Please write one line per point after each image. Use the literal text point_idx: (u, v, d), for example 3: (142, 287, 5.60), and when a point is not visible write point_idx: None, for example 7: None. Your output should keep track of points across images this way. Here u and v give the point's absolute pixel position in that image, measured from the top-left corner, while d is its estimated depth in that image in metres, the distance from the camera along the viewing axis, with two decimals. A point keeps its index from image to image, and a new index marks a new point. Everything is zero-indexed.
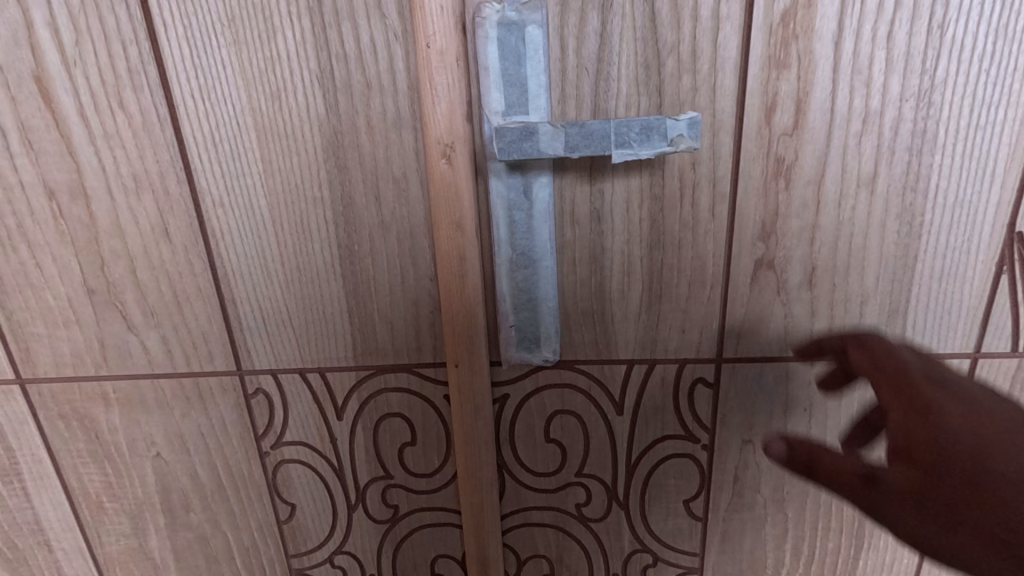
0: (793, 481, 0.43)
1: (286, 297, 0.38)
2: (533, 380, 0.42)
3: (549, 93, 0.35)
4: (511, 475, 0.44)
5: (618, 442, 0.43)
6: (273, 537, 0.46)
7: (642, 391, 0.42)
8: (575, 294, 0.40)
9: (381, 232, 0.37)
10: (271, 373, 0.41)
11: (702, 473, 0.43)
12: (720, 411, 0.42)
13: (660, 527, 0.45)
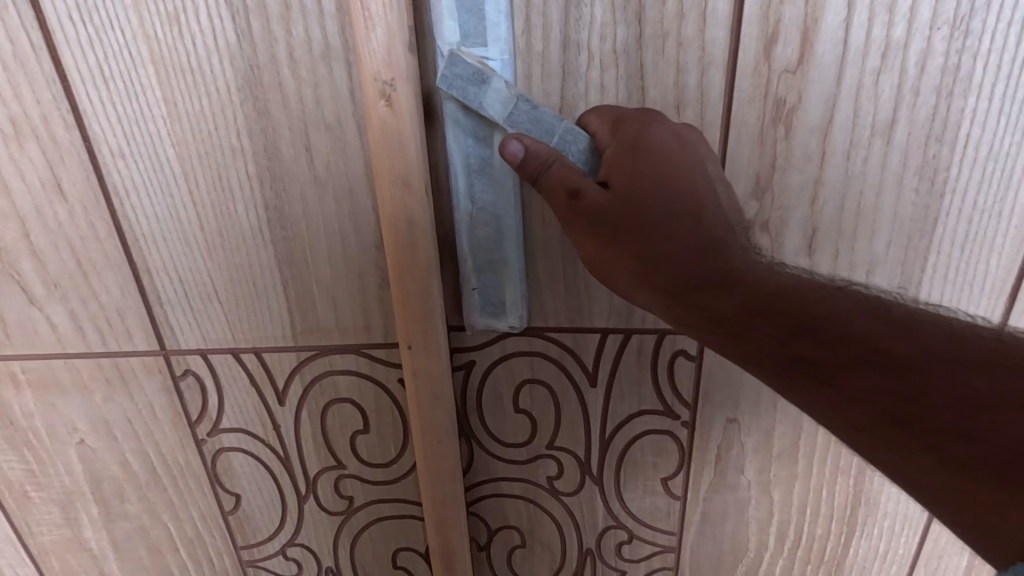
0: (782, 463, 0.38)
1: (209, 266, 0.33)
2: (499, 347, 0.37)
3: (512, 20, 0.29)
4: (479, 446, 0.40)
5: (591, 414, 0.39)
6: (219, 528, 0.42)
7: (618, 361, 0.37)
8: (546, 253, 0.34)
9: (315, 191, 0.31)
10: (200, 354, 0.35)
11: (681, 452, 0.39)
12: (702, 386, 0.37)
13: (635, 505, 0.41)
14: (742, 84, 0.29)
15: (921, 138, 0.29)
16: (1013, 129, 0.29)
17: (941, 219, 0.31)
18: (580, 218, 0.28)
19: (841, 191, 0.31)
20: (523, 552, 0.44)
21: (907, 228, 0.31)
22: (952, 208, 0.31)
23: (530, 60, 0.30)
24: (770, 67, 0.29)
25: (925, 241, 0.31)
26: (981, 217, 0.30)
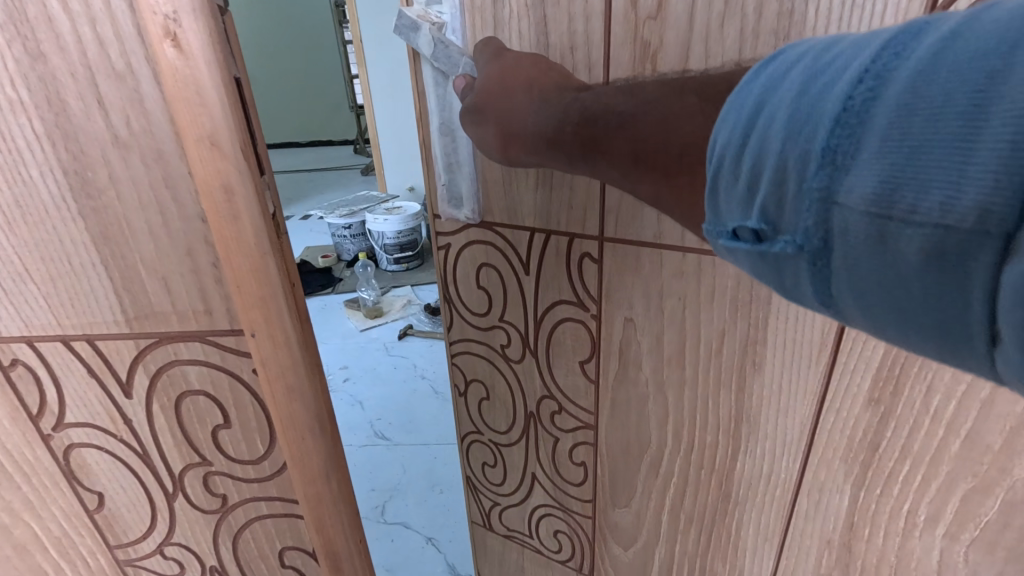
0: (672, 371, 0.56)
1: (11, 242, 0.28)
2: (464, 235, 0.62)
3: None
4: (461, 311, 0.67)
5: (528, 296, 0.61)
6: (86, 527, 0.39)
7: (542, 260, 0.58)
8: (488, 181, 0.57)
9: (117, 152, 0.26)
10: (26, 342, 0.32)
11: (592, 339, 0.59)
12: (604, 287, 0.56)
13: (560, 367, 0.62)
14: (616, 27, 0.43)
15: None
16: None
17: None
18: (472, 106, 0.48)
19: None
20: (489, 402, 0.72)
21: None
22: None
23: (472, 15, 0.49)
24: (637, 13, 0.42)
25: None
26: None
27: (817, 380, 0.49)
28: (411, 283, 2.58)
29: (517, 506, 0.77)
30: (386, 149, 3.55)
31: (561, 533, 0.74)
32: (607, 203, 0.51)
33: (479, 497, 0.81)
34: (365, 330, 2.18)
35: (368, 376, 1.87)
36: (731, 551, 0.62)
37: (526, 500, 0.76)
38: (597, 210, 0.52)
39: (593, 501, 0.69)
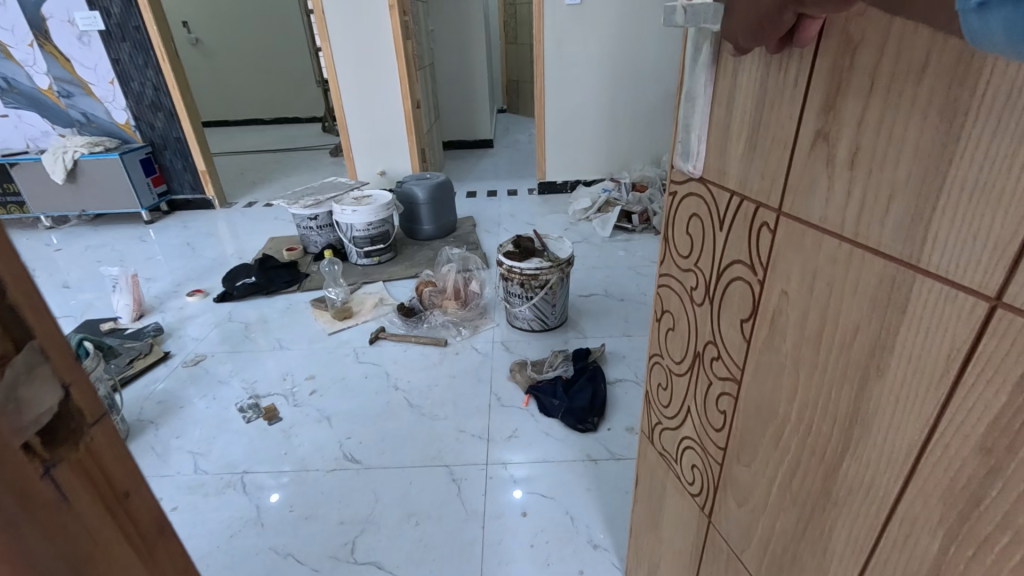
0: (807, 356, 0.55)
1: None
2: (687, 187, 0.70)
3: None
4: (665, 251, 0.78)
5: (716, 247, 0.66)
6: None
7: (734, 220, 0.62)
8: (711, 143, 0.63)
9: None
10: None
11: (753, 304, 0.62)
12: (772, 257, 0.57)
13: (726, 318, 0.67)
14: None
15: (945, 78, 0.37)
16: None
17: (955, 161, 0.37)
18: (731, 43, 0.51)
19: (877, 115, 0.42)
20: (672, 331, 0.81)
21: (924, 165, 0.39)
22: (965, 153, 0.37)
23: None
24: None
25: (939, 181, 0.39)
26: (994, 172, 0.35)
27: (931, 405, 0.43)
28: (383, 278, 2.43)
29: (673, 430, 0.86)
30: (355, 133, 3.34)
31: (696, 465, 0.82)
32: (794, 178, 0.52)
33: (650, 408, 0.93)
34: (333, 334, 2.03)
35: (337, 386, 1.73)
36: (822, 554, 0.59)
37: (679, 428, 0.85)
38: (781, 183, 0.54)
39: (723, 449, 0.74)
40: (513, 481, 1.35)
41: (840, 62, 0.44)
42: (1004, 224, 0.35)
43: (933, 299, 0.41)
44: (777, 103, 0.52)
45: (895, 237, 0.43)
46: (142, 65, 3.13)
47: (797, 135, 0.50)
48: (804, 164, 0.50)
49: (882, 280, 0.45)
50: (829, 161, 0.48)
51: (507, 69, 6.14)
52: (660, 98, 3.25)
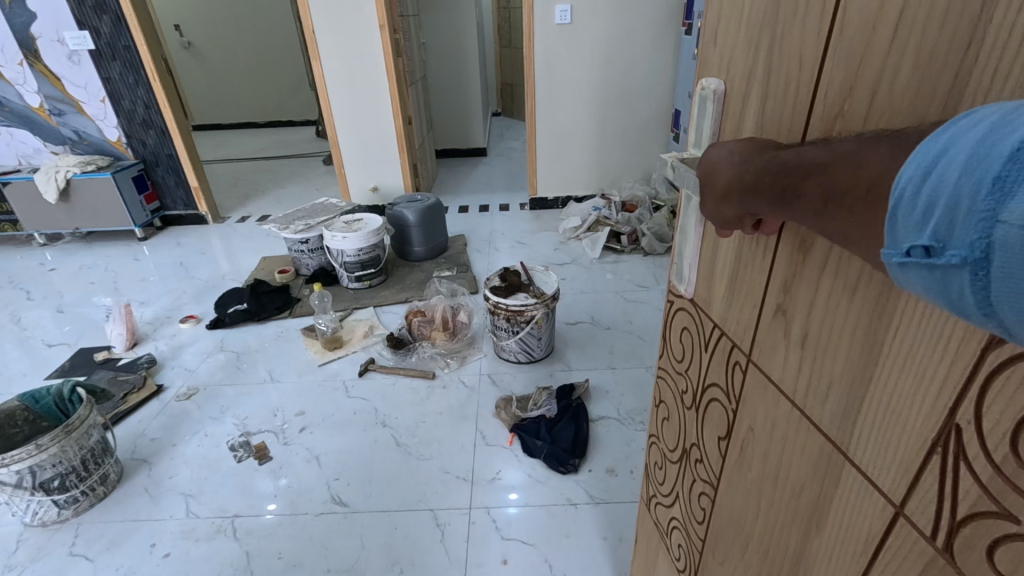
0: (767, 490, 0.60)
1: None
2: (682, 302, 0.76)
3: (698, 131, 0.65)
4: (663, 350, 0.84)
5: (702, 363, 0.72)
6: None
7: (716, 347, 0.68)
8: (702, 275, 0.69)
9: None
10: None
11: (728, 426, 0.67)
12: (744, 392, 0.62)
13: (708, 429, 0.73)
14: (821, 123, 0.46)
15: (866, 308, 0.41)
16: (926, 351, 0.37)
17: (873, 378, 0.42)
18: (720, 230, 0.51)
19: (820, 314, 0.47)
20: (666, 421, 0.87)
21: (853, 370, 0.44)
22: (880, 375, 0.41)
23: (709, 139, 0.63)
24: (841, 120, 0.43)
25: (862, 388, 0.43)
26: (899, 401, 0.40)
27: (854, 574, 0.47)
28: (374, 304, 2.46)
29: (664, 509, 0.91)
30: (347, 150, 3.36)
31: (681, 546, 0.86)
32: (760, 336, 0.58)
33: (648, 482, 0.98)
34: (323, 365, 2.07)
35: (326, 423, 1.77)
36: None
37: (668, 509, 0.90)
38: (751, 334, 0.59)
39: (702, 540, 0.78)
40: (495, 528, 1.39)
41: (794, 259, 0.49)
42: (905, 447, 0.40)
43: (859, 486, 0.45)
44: (749, 265, 0.58)
45: (832, 420, 0.48)
46: (132, 84, 3.13)
47: (764, 299, 0.56)
48: (767, 328, 0.56)
49: (823, 452, 0.50)
50: (786, 333, 0.53)
51: (501, 73, 6.11)
52: (650, 116, 3.26)
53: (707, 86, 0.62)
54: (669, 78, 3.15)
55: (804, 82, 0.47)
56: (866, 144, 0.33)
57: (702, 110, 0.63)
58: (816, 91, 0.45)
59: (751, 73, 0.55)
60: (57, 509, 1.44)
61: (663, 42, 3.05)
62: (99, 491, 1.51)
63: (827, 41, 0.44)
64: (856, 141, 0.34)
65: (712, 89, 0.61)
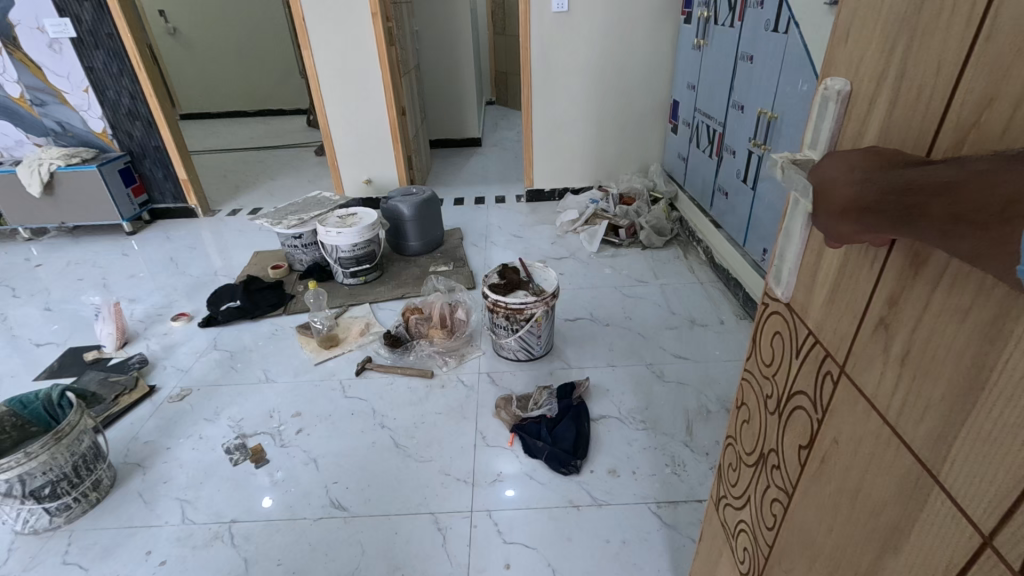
0: (843, 505, 0.57)
1: None
2: (775, 305, 0.70)
3: (810, 134, 0.59)
4: (752, 355, 0.78)
5: (790, 369, 0.67)
6: None
7: (807, 355, 0.63)
8: (803, 278, 0.62)
9: None
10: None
11: (809, 437, 0.63)
12: (831, 403, 0.59)
13: (789, 438, 0.68)
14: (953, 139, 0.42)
15: (985, 331, 0.39)
16: None
17: (978, 404, 0.40)
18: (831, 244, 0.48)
19: (926, 331, 0.44)
20: (743, 423, 0.82)
21: (954, 392, 0.42)
22: (988, 402, 0.39)
23: (827, 145, 0.57)
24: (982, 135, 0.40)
25: (964, 413, 0.41)
26: (1004, 430, 0.38)
27: None
28: (370, 300, 2.43)
29: (732, 510, 0.87)
30: (340, 142, 3.29)
31: (746, 550, 0.82)
32: (857, 347, 0.54)
33: (718, 482, 0.91)
34: (319, 364, 2.03)
35: (323, 425, 1.74)
36: None
37: (735, 514, 0.85)
38: (846, 346, 0.55)
39: (770, 546, 0.74)
40: (499, 533, 1.37)
41: (904, 273, 0.46)
42: (1004, 478, 0.38)
43: (945, 511, 0.43)
44: (856, 275, 0.52)
45: (925, 444, 0.45)
46: (116, 73, 3.04)
47: (865, 309, 0.52)
48: (865, 342, 0.52)
49: (909, 475, 0.47)
50: (885, 348, 0.49)
51: (495, 61, 6.01)
52: (649, 107, 3.22)
53: (832, 86, 0.57)
54: (669, 68, 3.10)
55: (939, 90, 0.43)
56: (1005, 162, 0.32)
57: (822, 112, 0.58)
58: (952, 97, 0.42)
59: (882, 76, 0.50)
60: (48, 516, 1.40)
61: (663, 32, 3.00)
62: (92, 497, 1.48)
63: (970, 48, 0.40)
64: (991, 159, 0.33)
65: (835, 89, 0.56)
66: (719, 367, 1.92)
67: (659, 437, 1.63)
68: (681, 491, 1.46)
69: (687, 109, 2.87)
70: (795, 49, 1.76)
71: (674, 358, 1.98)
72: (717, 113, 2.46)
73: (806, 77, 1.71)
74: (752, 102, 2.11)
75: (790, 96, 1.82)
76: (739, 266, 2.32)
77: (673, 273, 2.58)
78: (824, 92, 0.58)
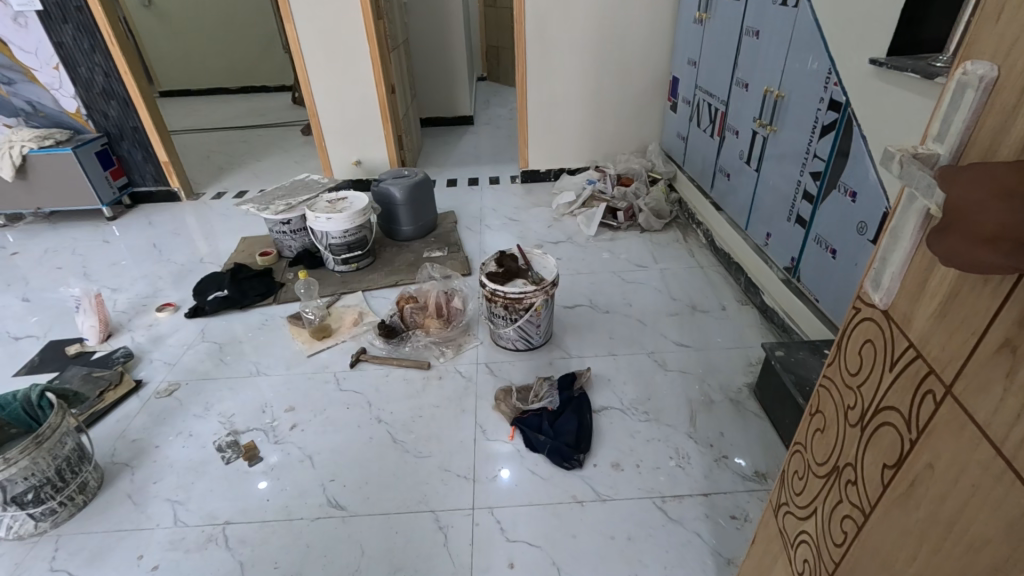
0: (931, 537, 0.49)
1: None
2: (868, 311, 0.60)
3: (937, 127, 0.50)
4: (836, 359, 0.68)
5: (881, 383, 0.58)
6: None
7: (904, 368, 0.54)
8: (911, 285, 0.53)
9: None
10: None
11: (896, 460, 0.54)
12: (928, 426, 0.50)
13: (870, 455, 0.59)
14: None
15: None
16: None
17: None
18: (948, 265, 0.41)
19: None
20: (816, 432, 0.72)
21: None
22: None
23: (956, 143, 0.48)
24: None
25: None
26: None
27: None
28: (362, 288, 2.36)
29: (792, 521, 0.78)
30: (327, 122, 3.17)
31: (806, 561, 0.73)
32: (970, 367, 0.45)
33: (780, 487, 0.82)
34: (312, 356, 1.97)
35: (317, 420, 1.69)
36: None
37: (796, 528, 0.77)
38: (957, 364, 0.47)
39: (836, 563, 0.65)
40: (502, 531, 1.34)
41: None
42: None
43: None
44: (979, 289, 0.44)
45: None
46: (88, 49, 2.88)
47: (986, 331, 0.43)
48: (980, 361, 0.44)
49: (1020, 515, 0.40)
50: (1006, 375, 0.42)
51: (486, 35, 5.83)
52: (645, 84, 3.12)
53: (972, 71, 0.47)
54: (667, 44, 3.00)
55: None
56: None
57: (955, 101, 0.48)
58: None
59: None
60: (33, 521, 1.35)
61: (662, 5, 2.89)
62: (78, 500, 1.42)
63: None
64: None
65: (976, 75, 0.46)
66: (721, 355, 1.89)
67: (663, 429, 1.60)
68: (686, 485, 1.43)
69: (687, 86, 2.78)
70: (805, 24, 1.67)
71: (675, 346, 1.94)
72: (719, 91, 2.38)
73: (817, 55, 1.63)
74: (757, 80, 2.03)
75: (798, 74, 1.74)
76: (741, 250, 2.26)
77: (673, 257, 2.53)
78: (962, 77, 0.48)
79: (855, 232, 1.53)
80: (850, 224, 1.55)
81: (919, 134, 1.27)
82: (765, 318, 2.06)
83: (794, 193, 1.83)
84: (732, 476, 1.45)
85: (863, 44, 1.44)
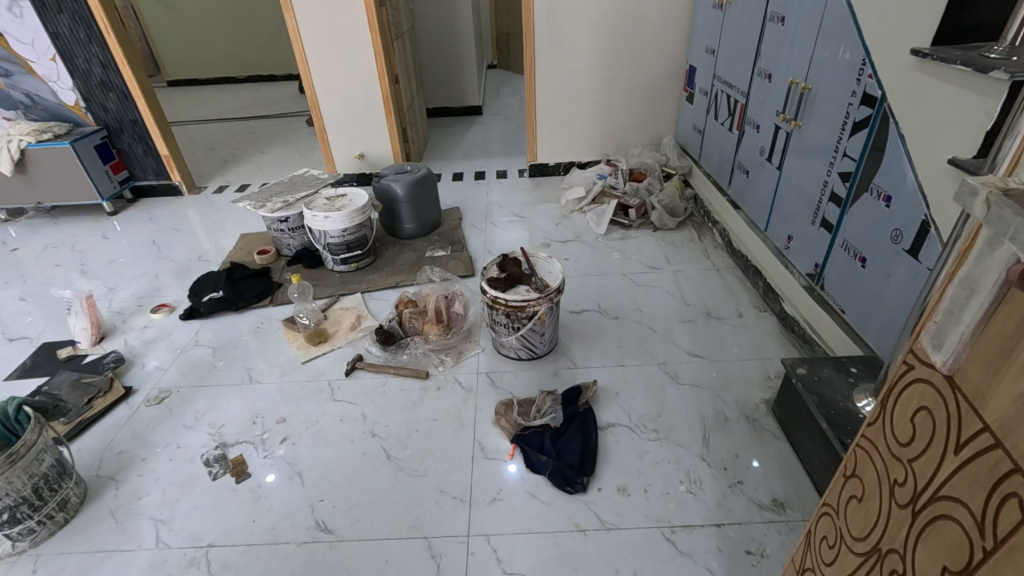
0: None
1: None
2: (928, 375, 0.53)
3: None
4: (881, 421, 0.60)
5: (942, 464, 0.50)
6: None
7: (976, 454, 0.47)
8: (991, 352, 0.46)
9: None
10: None
11: (965, 564, 0.47)
12: (1009, 533, 0.43)
13: (925, 547, 0.52)
14: None
15: None
16: None
17: None
18: None
19: None
20: (852, 500, 0.64)
21: None
22: None
23: None
24: None
25: None
26: None
27: None
28: (361, 289, 2.27)
29: None
30: (329, 114, 3.07)
31: None
32: None
33: (806, 549, 0.75)
34: (307, 362, 1.90)
35: (309, 433, 1.61)
36: None
37: None
38: None
39: None
40: (497, 562, 1.25)
41: None
42: None
43: None
44: None
45: None
46: (84, 40, 2.80)
47: None
48: None
49: None
50: None
51: (496, 20, 5.64)
52: (660, 73, 2.96)
53: None
54: (685, 31, 2.83)
55: None
56: None
57: None
58: None
59: None
60: (10, 541, 1.30)
61: None
62: (58, 518, 1.37)
63: None
64: None
65: None
66: (738, 367, 1.77)
67: (673, 449, 1.50)
68: (697, 514, 1.33)
69: (705, 76, 2.62)
70: (837, 9, 1.52)
71: (688, 357, 1.82)
72: (739, 82, 2.23)
73: (850, 44, 1.48)
74: (781, 70, 1.88)
75: (828, 64, 1.60)
76: (760, 252, 2.13)
77: (687, 258, 2.40)
78: None
79: (888, 240, 1.39)
80: (882, 231, 1.42)
81: (967, 135, 1.13)
82: (785, 327, 1.93)
83: (820, 194, 1.70)
84: (748, 505, 1.35)
85: (903, 32, 1.29)
